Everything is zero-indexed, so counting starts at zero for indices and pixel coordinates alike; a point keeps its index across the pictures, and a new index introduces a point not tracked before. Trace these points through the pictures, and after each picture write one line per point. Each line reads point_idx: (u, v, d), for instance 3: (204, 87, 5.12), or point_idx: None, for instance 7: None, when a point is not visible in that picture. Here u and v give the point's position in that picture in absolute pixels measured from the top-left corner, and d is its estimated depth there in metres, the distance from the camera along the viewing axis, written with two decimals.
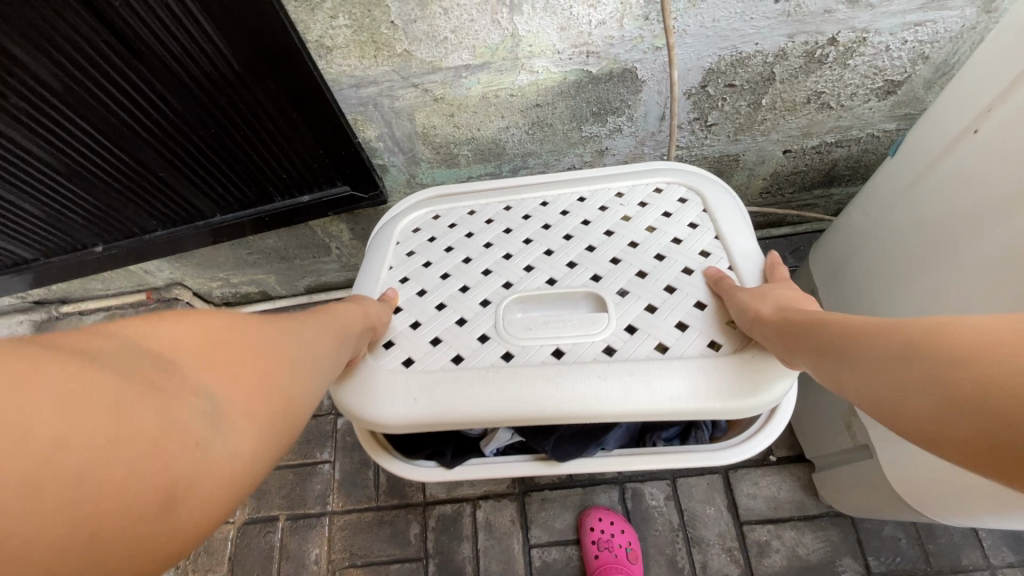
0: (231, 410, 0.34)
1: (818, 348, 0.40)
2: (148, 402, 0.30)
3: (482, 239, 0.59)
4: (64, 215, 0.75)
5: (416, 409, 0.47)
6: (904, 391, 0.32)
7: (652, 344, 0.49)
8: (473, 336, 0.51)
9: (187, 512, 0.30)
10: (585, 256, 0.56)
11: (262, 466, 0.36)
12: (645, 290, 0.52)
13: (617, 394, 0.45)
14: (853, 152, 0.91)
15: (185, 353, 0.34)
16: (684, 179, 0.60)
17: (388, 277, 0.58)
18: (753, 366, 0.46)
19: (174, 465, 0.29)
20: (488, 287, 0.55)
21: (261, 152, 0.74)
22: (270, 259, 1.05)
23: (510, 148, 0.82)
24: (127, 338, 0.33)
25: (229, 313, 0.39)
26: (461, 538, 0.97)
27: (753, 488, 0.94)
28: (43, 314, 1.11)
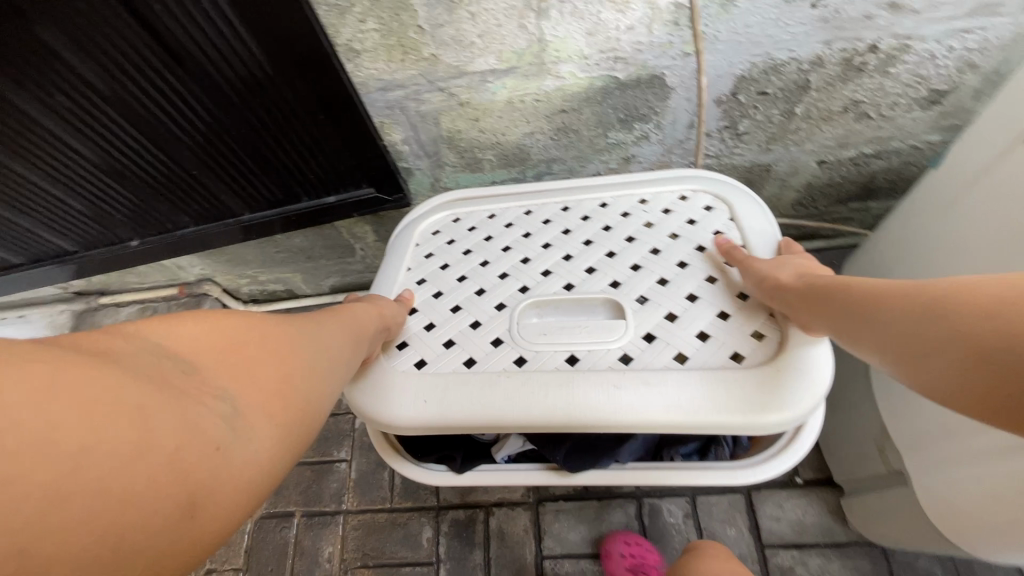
0: (248, 412, 0.35)
1: (839, 316, 0.41)
2: (170, 404, 0.31)
3: (501, 243, 0.59)
4: (105, 211, 0.79)
5: (425, 412, 0.47)
6: (929, 351, 0.33)
7: (671, 353, 0.47)
8: (486, 340, 0.51)
9: (210, 513, 0.31)
10: (605, 262, 0.55)
11: (281, 467, 0.36)
12: (666, 298, 0.51)
13: (631, 405, 0.44)
14: (892, 164, 0.87)
15: (201, 357, 0.36)
16: (711, 187, 0.59)
17: (406, 277, 0.58)
18: (778, 381, 0.44)
19: (195, 465, 0.30)
20: (505, 291, 0.55)
21: (291, 155, 0.76)
22: (297, 258, 1.07)
23: (535, 154, 0.82)
24: (147, 343, 0.34)
25: (244, 318, 0.40)
26: (474, 545, 0.96)
27: (776, 510, 0.90)
28: (83, 305, 1.15)
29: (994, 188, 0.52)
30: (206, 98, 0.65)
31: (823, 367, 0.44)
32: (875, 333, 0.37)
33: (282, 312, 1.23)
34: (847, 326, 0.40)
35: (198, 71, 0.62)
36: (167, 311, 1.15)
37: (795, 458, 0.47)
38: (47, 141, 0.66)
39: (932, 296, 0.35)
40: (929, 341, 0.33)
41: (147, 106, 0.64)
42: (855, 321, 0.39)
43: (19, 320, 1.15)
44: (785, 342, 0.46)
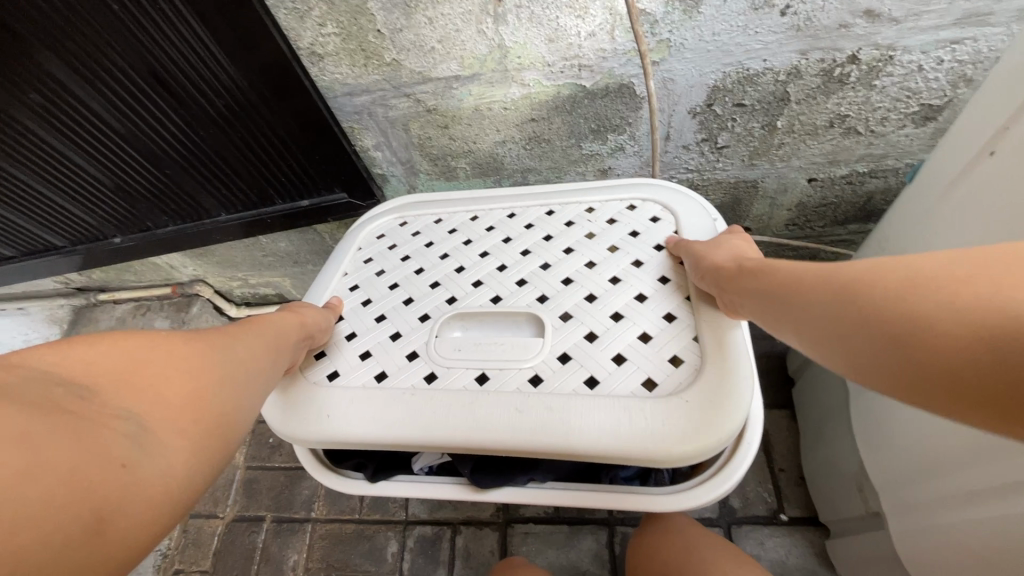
0: (157, 427, 0.34)
1: (766, 301, 0.41)
2: (60, 429, 0.29)
3: (440, 250, 0.59)
4: (88, 208, 0.82)
5: (329, 427, 0.47)
6: (855, 339, 0.33)
7: (582, 377, 0.46)
8: (402, 353, 0.51)
9: (124, 533, 0.29)
10: (537, 275, 0.54)
11: (205, 477, 0.35)
12: (589, 317, 0.50)
13: (533, 430, 0.43)
14: (890, 183, 0.82)
15: (102, 377, 0.34)
16: (661, 197, 0.58)
17: (340, 283, 0.59)
18: (684, 414, 0.42)
19: (97, 484, 0.29)
20: (431, 300, 0.55)
21: (264, 159, 0.77)
22: (284, 262, 1.08)
23: (509, 163, 0.80)
24: (35, 372, 0.33)
25: (152, 335, 0.39)
26: (437, 563, 0.93)
27: (757, 548, 0.84)
28: (84, 300, 1.20)
29: (973, 198, 0.48)
30: (179, 107, 0.67)
31: (735, 401, 0.42)
32: (799, 318, 0.38)
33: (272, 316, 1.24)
34: (774, 312, 0.41)
35: (167, 76, 0.63)
36: (159, 310, 1.18)
37: (709, 493, 0.45)
38: (30, 140, 0.69)
39: (852, 278, 0.35)
40: (849, 326, 0.34)
41: (123, 110, 0.67)
42: (781, 307, 0.40)
43: (20, 312, 1.21)
44: (701, 369, 0.44)
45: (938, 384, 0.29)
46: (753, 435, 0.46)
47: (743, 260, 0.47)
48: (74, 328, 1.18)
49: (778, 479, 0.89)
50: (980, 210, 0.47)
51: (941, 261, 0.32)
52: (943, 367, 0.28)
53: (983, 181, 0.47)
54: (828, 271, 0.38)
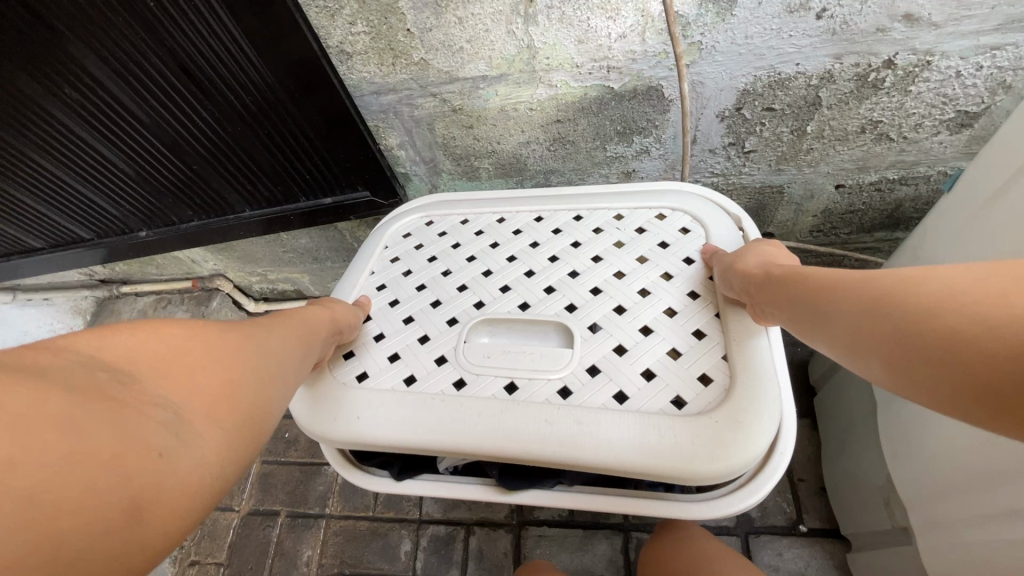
0: (192, 417, 0.34)
1: (796, 310, 0.41)
2: (100, 415, 0.30)
3: (466, 252, 0.59)
4: (116, 203, 0.83)
5: (358, 429, 0.47)
6: (885, 355, 0.33)
7: (611, 391, 0.45)
8: (430, 357, 0.51)
9: (158, 523, 0.30)
10: (565, 283, 0.54)
11: (236, 468, 0.35)
12: (618, 329, 0.49)
13: (560, 441, 0.43)
14: (920, 192, 0.81)
15: (142, 364, 0.35)
16: (692, 208, 0.57)
17: (366, 282, 0.59)
18: (716, 432, 0.41)
19: (133, 473, 0.29)
20: (458, 305, 0.54)
21: (289, 156, 0.77)
22: (303, 258, 1.09)
23: (533, 164, 0.80)
24: (77, 354, 0.33)
25: (189, 323, 0.39)
26: (451, 563, 0.93)
27: (776, 559, 0.83)
28: (106, 292, 1.22)
29: (1016, 209, 0.47)
30: (209, 102, 0.68)
31: (766, 422, 0.42)
32: (831, 327, 0.37)
33: None
34: (803, 321, 0.40)
35: (195, 69, 0.63)
36: (179, 303, 1.19)
37: (732, 506, 0.44)
38: (62, 132, 0.70)
39: (884, 288, 0.34)
40: (881, 335, 0.33)
41: (154, 105, 0.67)
42: (812, 316, 0.39)
43: (45, 302, 1.23)
44: (731, 390, 0.44)
45: (973, 393, 0.28)
46: (786, 446, 0.44)
47: (772, 266, 0.46)
48: (97, 319, 1.20)
49: (797, 489, 0.88)
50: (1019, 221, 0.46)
51: (973, 268, 0.31)
52: (977, 376, 0.28)
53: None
54: (857, 278, 0.37)
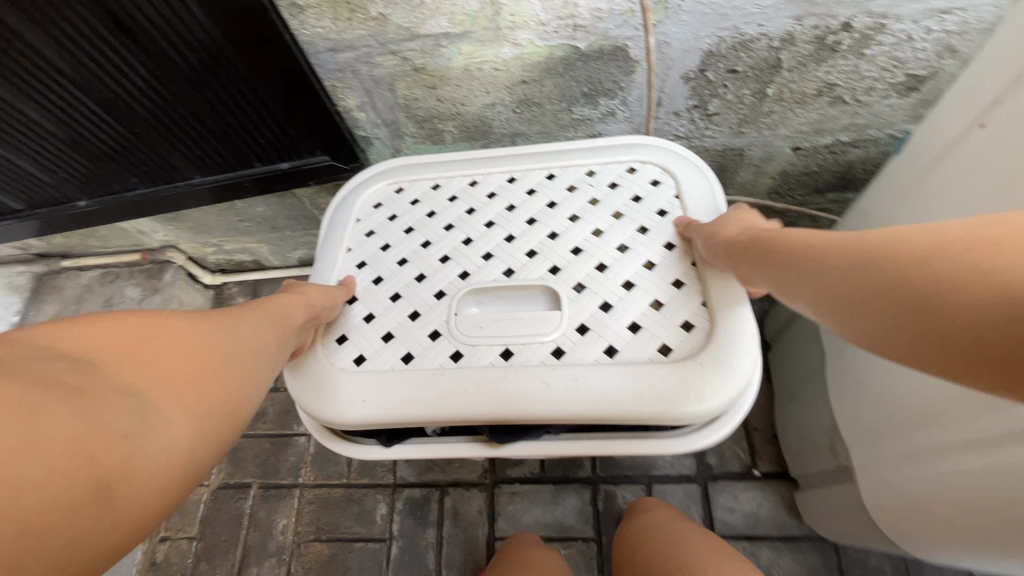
0: (158, 404, 0.34)
1: (782, 271, 0.41)
2: (65, 405, 0.30)
3: (443, 220, 0.56)
4: (49, 170, 0.76)
5: (363, 412, 0.46)
6: (870, 313, 0.33)
7: (601, 346, 0.46)
8: (424, 333, 0.50)
9: (124, 506, 0.30)
10: (546, 245, 0.53)
11: (206, 453, 0.36)
12: (602, 286, 0.49)
13: (559, 399, 0.44)
14: (870, 153, 0.84)
15: (105, 352, 0.34)
16: (661, 159, 0.56)
17: (345, 260, 0.56)
18: (701, 374, 0.44)
19: (101, 454, 0.30)
20: (444, 277, 0.53)
21: (240, 118, 0.73)
22: (261, 227, 1.05)
23: (498, 127, 0.79)
24: (39, 345, 0.33)
25: (155, 317, 0.39)
26: (427, 524, 0.96)
27: (732, 501, 0.89)
28: (44, 267, 1.14)
29: (956, 170, 0.50)
30: (149, 60, 0.62)
31: (741, 358, 0.44)
32: (818, 286, 0.38)
33: (251, 283, 1.21)
34: (789, 283, 0.41)
35: (131, 25, 0.58)
36: (129, 277, 1.12)
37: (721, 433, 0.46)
38: None
39: (871, 247, 0.35)
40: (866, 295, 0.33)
41: (87, 64, 0.62)
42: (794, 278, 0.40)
43: None
44: (711, 334, 0.46)
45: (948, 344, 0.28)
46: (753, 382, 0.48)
47: (756, 231, 0.46)
48: (37, 296, 1.13)
49: (752, 437, 0.94)
50: (959, 184, 0.49)
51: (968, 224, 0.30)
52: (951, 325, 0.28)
53: (962, 155, 0.49)
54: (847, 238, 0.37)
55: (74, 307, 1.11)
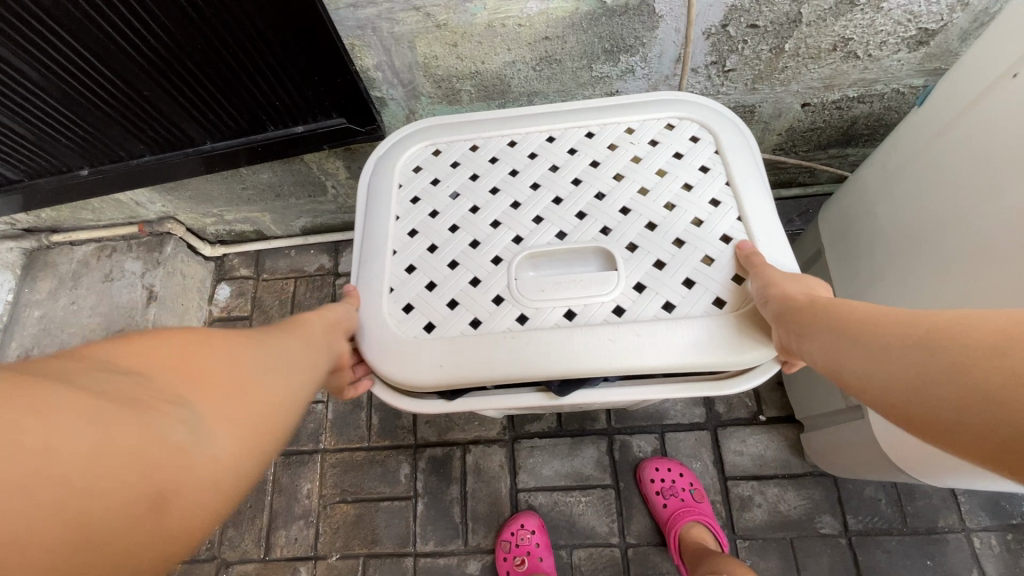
0: (210, 415, 0.33)
1: (834, 336, 0.40)
2: (124, 412, 0.29)
3: (489, 183, 0.56)
4: (50, 137, 0.73)
5: (442, 375, 0.48)
6: (929, 394, 0.32)
7: (659, 303, 0.49)
8: (487, 298, 0.51)
9: (182, 520, 0.29)
10: (595, 205, 0.54)
11: (254, 462, 0.34)
12: (655, 245, 0.51)
13: (626, 353, 0.46)
14: (874, 109, 0.87)
15: (159, 366, 0.33)
16: (698, 115, 0.57)
17: (395, 228, 0.55)
18: (754, 324, 0.47)
19: (159, 465, 0.28)
20: (498, 241, 0.53)
21: (255, 78, 0.70)
22: (265, 195, 1.03)
23: (516, 85, 0.78)
24: (97, 361, 0.32)
25: (200, 331, 0.37)
26: (451, 480, 0.99)
27: (740, 445, 0.95)
28: (34, 243, 1.09)
29: (987, 119, 0.55)
30: (162, 16, 0.59)
31: None
32: (872, 359, 0.36)
33: (253, 253, 1.20)
34: (837, 347, 0.39)
35: None
36: (127, 250, 1.09)
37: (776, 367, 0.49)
38: None
39: (932, 329, 0.33)
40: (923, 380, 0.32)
41: (104, 29, 0.59)
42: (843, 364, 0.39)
43: None
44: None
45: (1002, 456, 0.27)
46: None
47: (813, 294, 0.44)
48: (30, 273, 1.09)
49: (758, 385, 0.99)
50: (997, 131, 0.53)
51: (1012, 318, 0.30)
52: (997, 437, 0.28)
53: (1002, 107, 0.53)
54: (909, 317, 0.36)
55: (71, 283, 1.08)
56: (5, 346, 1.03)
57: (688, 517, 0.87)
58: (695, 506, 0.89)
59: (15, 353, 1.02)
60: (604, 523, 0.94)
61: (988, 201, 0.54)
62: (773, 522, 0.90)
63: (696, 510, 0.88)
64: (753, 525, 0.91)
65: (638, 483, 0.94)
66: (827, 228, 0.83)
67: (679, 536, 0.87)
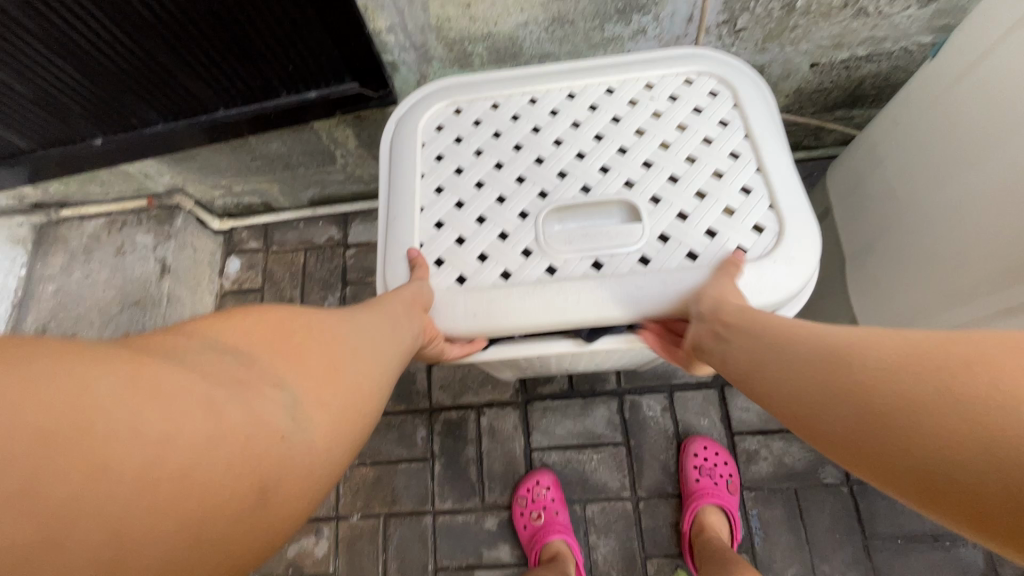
0: (303, 398, 0.34)
1: (753, 354, 0.42)
2: (232, 399, 0.30)
3: (512, 140, 0.57)
4: (61, 103, 0.73)
5: (476, 324, 0.50)
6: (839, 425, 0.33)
7: (683, 252, 0.50)
8: (516, 251, 0.52)
9: (274, 506, 0.31)
10: (618, 160, 0.55)
11: (339, 450, 0.36)
12: (677, 197, 0.52)
13: (652, 299, 0.49)
14: (882, 68, 0.87)
15: (258, 346, 0.35)
16: (716, 70, 0.58)
17: (422, 186, 0.56)
18: (775, 271, 0.49)
19: (263, 453, 0.30)
20: (524, 196, 0.55)
21: (269, 41, 0.70)
22: (274, 165, 1.03)
23: (528, 48, 0.78)
24: (209, 338, 0.33)
25: (285, 313, 0.39)
26: (466, 441, 1.02)
27: (746, 402, 0.99)
28: (43, 217, 1.09)
29: (998, 72, 0.55)
30: None
31: (808, 254, 0.49)
32: (786, 383, 0.38)
33: (262, 226, 1.20)
34: (757, 366, 0.41)
35: None
36: (137, 224, 1.09)
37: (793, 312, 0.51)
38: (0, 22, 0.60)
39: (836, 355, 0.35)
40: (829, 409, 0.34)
41: None
42: (802, 394, 0.36)
43: None
44: (781, 236, 0.50)
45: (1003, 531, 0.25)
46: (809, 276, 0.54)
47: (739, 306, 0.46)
48: (40, 248, 1.09)
49: None
50: (1009, 83, 0.54)
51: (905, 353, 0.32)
52: (1000, 507, 0.25)
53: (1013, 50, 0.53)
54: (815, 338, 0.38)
55: (83, 257, 1.08)
56: (21, 319, 1.04)
57: (710, 500, 0.89)
58: (724, 494, 0.91)
59: (32, 327, 1.04)
60: (616, 478, 0.97)
61: (998, 154, 0.56)
62: (778, 474, 0.94)
63: (722, 497, 0.90)
64: (759, 478, 0.95)
65: (681, 454, 0.97)
66: (836, 185, 0.84)
67: (697, 511, 0.90)
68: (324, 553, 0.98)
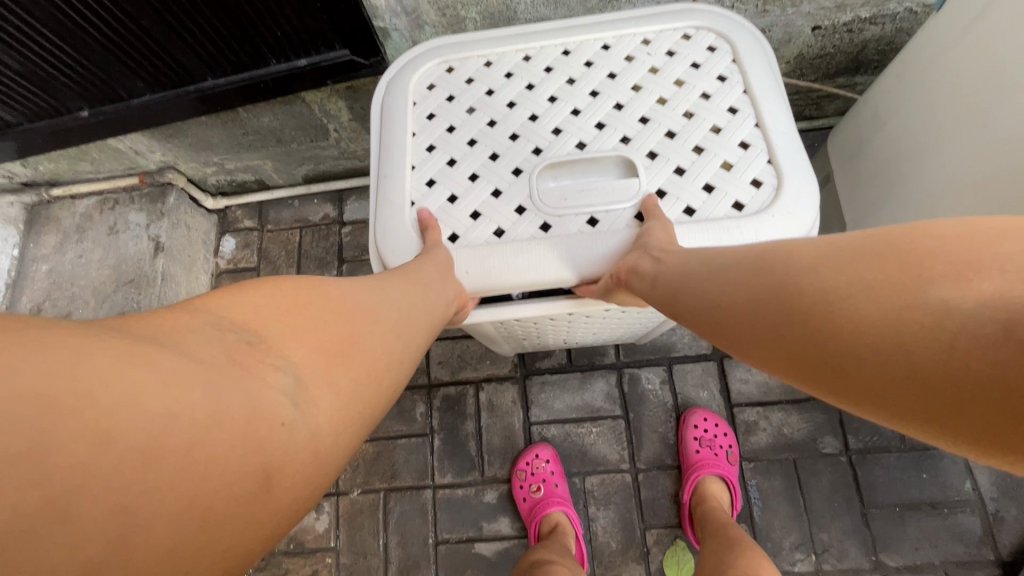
0: (309, 376, 0.32)
1: (699, 307, 0.41)
2: (233, 384, 0.28)
3: (505, 98, 0.56)
4: (45, 73, 0.72)
5: (469, 282, 0.50)
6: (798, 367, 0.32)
7: (680, 208, 0.50)
8: (510, 208, 0.52)
9: (283, 494, 0.29)
10: (614, 116, 0.54)
11: (351, 433, 0.34)
12: (674, 152, 0.51)
13: None
14: (886, 31, 0.85)
15: (267, 321, 0.33)
16: (715, 24, 0.56)
17: (413, 144, 0.55)
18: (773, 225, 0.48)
19: (266, 440, 0.28)
20: (517, 154, 0.53)
21: (256, 5, 0.68)
22: (266, 141, 1.01)
23: (522, 12, 0.76)
24: (213, 317, 0.32)
25: (293, 284, 0.37)
26: (465, 416, 1.02)
27: (745, 373, 0.99)
28: (35, 197, 1.08)
29: (998, 24, 0.54)
30: None
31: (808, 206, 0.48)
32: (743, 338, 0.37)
33: (256, 204, 1.19)
34: (707, 320, 0.40)
35: None
36: (129, 202, 1.07)
37: None
38: None
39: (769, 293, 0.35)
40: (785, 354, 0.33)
41: None
42: (758, 344, 0.35)
43: None
44: (780, 189, 0.49)
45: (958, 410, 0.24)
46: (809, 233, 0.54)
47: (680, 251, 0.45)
48: (33, 228, 1.08)
49: None
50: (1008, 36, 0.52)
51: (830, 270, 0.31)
52: (952, 388, 0.24)
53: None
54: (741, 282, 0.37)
55: (75, 237, 1.07)
56: (15, 299, 1.03)
57: (710, 470, 0.89)
58: (724, 464, 0.91)
59: (26, 307, 1.03)
60: (615, 451, 0.97)
61: (998, 109, 0.54)
62: (777, 444, 0.94)
63: (722, 468, 0.90)
64: (759, 448, 0.95)
65: (680, 425, 0.97)
66: (837, 151, 0.83)
67: (696, 481, 0.90)
68: (324, 528, 0.99)
